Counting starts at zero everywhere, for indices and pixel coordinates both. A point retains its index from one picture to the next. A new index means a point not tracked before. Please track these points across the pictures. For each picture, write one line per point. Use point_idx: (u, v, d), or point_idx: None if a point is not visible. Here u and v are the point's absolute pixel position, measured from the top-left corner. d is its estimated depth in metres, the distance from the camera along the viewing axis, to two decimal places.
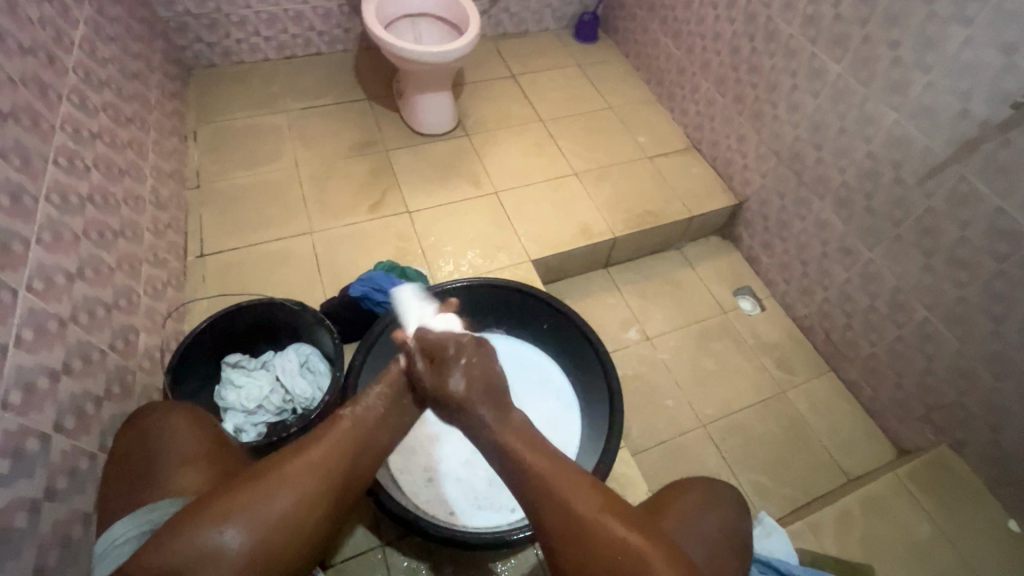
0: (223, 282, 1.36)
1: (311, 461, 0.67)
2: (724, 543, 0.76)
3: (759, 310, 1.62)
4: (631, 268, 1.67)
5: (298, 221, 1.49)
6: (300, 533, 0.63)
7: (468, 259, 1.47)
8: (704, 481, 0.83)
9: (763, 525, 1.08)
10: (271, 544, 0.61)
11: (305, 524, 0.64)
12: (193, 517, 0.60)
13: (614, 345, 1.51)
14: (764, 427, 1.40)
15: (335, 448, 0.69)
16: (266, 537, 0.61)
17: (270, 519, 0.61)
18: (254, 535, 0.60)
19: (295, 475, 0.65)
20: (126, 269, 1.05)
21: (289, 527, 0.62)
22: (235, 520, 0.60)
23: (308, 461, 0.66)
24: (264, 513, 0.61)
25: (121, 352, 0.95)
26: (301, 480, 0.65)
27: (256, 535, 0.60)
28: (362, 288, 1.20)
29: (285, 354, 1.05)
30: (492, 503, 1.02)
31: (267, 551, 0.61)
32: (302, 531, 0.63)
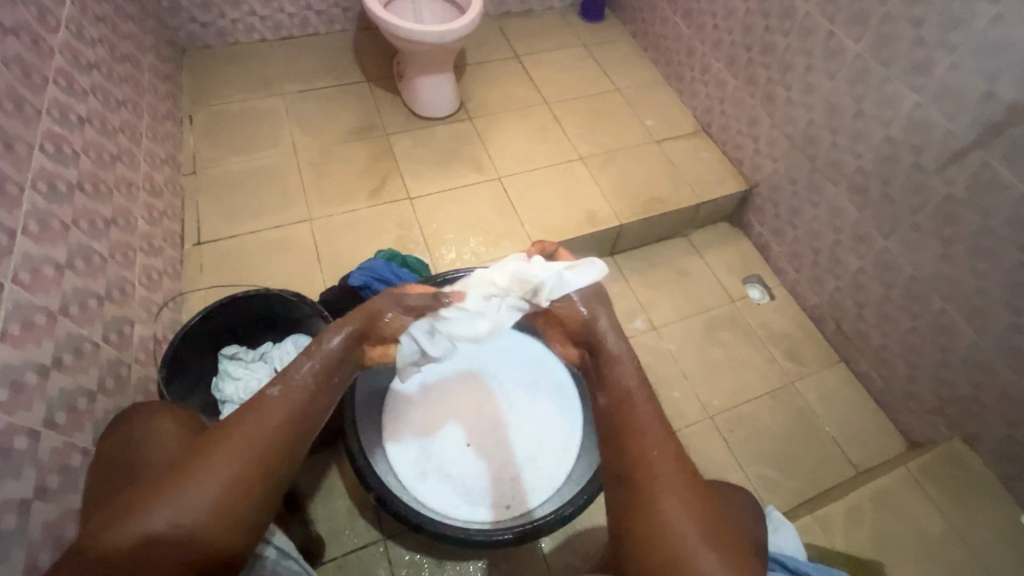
0: (220, 271, 1.34)
1: (236, 444, 0.65)
2: None
3: (767, 299, 1.58)
4: (637, 255, 1.63)
5: (297, 208, 1.46)
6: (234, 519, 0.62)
7: (470, 246, 1.44)
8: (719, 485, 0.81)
9: (770, 519, 1.05)
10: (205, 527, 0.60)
11: (238, 511, 0.62)
12: (122, 509, 0.59)
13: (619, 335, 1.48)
14: (771, 419, 1.38)
15: (257, 431, 0.66)
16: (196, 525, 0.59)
17: (195, 506, 0.60)
18: (182, 525, 0.59)
19: (220, 460, 0.63)
20: (119, 259, 1.02)
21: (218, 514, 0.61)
22: (163, 507, 0.59)
23: (234, 444, 0.64)
24: (191, 500, 0.60)
25: (115, 344, 0.93)
26: (227, 464, 0.63)
27: (183, 523, 0.59)
28: (362, 277, 1.17)
29: (284, 345, 1.02)
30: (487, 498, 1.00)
31: (200, 540, 0.60)
32: (232, 515, 0.62)
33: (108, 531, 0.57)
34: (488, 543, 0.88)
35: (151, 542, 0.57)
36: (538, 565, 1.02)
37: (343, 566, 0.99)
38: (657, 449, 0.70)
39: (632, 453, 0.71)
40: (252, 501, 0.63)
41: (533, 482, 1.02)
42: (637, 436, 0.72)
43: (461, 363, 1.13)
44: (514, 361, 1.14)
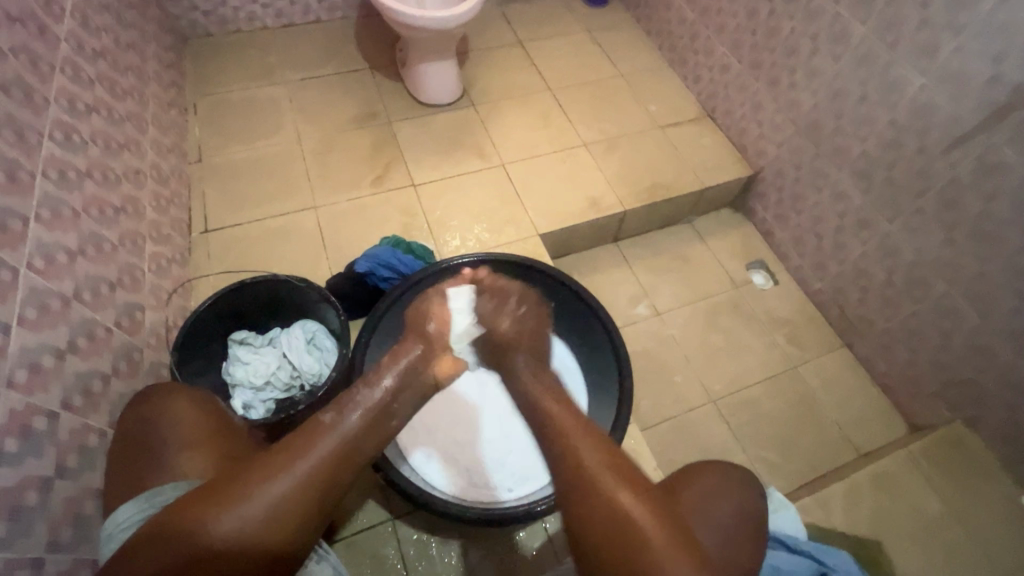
0: (227, 258, 1.35)
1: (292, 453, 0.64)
2: (737, 529, 0.75)
3: (770, 284, 1.59)
4: (641, 242, 1.64)
5: (302, 196, 1.47)
6: (287, 528, 0.61)
7: (474, 233, 1.44)
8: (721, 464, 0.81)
9: (771, 500, 1.10)
10: (270, 530, 0.60)
11: (290, 521, 0.62)
12: (177, 513, 0.60)
13: (622, 321, 1.49)
14: (773, 403, 1.39)
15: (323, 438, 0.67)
16: (249, 534, 0.59)
17: (246, 514, 0.60)
18: (236, 532, 0.59)
19: (274, 471, 0.63)
20: (128, 245, 1.04)
21: (270, 524, 0.60)
22: (230, 507, 0.59)
23: (289, 454, 0.65)
24: (244, 508, 0.60)
25: (127, 329, 0.95)
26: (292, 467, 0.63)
27: (237, 532, 0.59)
28: (367, 263, 1.20)
29: (291, 330, 1.04)
30: (493, 482, 1.03)
31: (253, 550, 0.59)
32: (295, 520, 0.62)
33: (166, 535, 0.58)
34: (497, 521, 0.90)
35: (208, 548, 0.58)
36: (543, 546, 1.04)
37: (352, 545, 1.01)
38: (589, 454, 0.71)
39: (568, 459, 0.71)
40: (305, 511, 0.63)
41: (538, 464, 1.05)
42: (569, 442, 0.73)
43: None
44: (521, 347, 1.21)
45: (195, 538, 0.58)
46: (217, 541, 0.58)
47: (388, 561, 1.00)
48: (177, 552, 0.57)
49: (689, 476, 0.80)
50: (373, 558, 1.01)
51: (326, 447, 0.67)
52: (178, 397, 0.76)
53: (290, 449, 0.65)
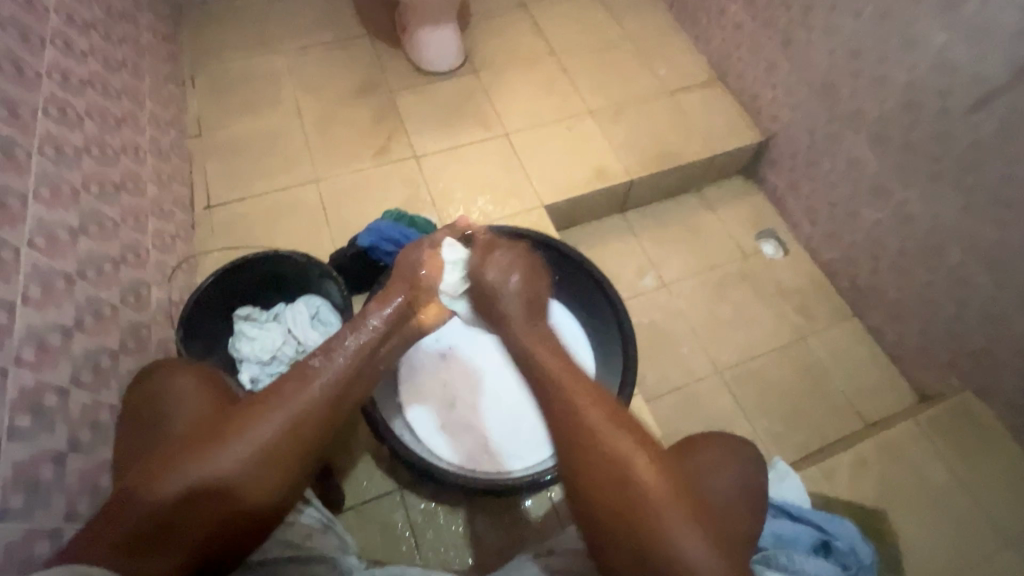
0: (231, 234, 1.35)
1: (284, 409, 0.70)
2: (735, 500, 0.75)
3: (781, 254, 1.56)
4: (648, 212, 1.61)
5: (303, 170, 1.45)
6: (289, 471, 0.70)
7: (478, 205, 1.42)
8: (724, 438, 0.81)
9: (775, 470, 1.12)
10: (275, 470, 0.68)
11: (283, 466, 0.69)
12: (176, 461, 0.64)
13: (629, 293, 1.48)
14: (780, 373, 1.38)
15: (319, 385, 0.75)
16: (253, 476, 0.66)
17: (244, 463, 0.66)
18: (236, 475, 0.65)
19: (266, 426, 0.69)
20: (130, 222, 1.04)
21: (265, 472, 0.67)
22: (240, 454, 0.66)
23: (279, 408, 0.71)
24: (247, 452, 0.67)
25: (133, 307, 0.96)
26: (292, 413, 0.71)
27: (235, 479, 0.65)
28: (370, 238, 1.20)
29: (296, 306, 1.04)
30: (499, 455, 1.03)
31: (251, 492, 0.66)
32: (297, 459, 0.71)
33: (164, 480, 0.62)
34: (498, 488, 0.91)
35: (206, 491, 0.63)
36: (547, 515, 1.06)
37: (362, 514, 1.04)
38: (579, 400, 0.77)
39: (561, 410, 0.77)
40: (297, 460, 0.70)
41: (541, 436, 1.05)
42: (563, 392, 0.79)
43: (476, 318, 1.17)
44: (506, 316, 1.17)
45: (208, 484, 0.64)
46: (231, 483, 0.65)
47: (396, 528, 1.03)
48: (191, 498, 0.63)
49: (691, 448, 0.80)
50: (382, 526, 1.03)
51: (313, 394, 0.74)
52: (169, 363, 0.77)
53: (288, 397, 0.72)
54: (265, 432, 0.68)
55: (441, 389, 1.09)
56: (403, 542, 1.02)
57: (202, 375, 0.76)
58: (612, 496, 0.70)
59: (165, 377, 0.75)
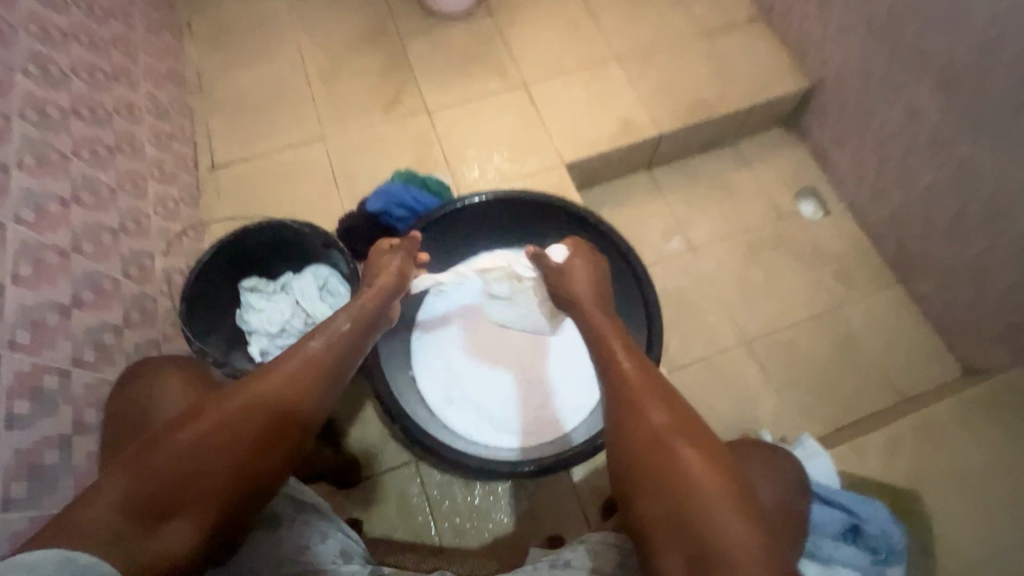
0: (237, 196, 1.30)
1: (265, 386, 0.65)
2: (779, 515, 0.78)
3: (821, 215, 1.45)
4: (677, 168, 1.49)
5: (309, 126, 1.37)
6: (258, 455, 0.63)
7: (494, 163, 1.33)
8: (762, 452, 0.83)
9: (803, 447, 1.08)
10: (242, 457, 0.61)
11: (258, 449, 0.63)
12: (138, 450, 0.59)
13: (654, 256, 1.40)
14: (813, 343, 1.31)
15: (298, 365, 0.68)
16: (217, 461, 0.60)
17: (224, 443, 0.60)
18: (196, 462, 0.59)
19: (245, 403, 0.63)
20: (128, 188, 0.99)
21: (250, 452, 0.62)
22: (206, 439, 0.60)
23: (253, 387, 0.65)
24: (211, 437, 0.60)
25: (136, 278, 0.92)
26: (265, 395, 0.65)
27: (217, 461, 0.60)
28: (380, 202, 1.14)
29: (303, 277, 1.00)
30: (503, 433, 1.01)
31: (212, 480, 0.59)
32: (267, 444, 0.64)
33: (139, 467, 0.57)
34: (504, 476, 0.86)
35: (188, 475, 0.58)
36: (568, 496, 1.03)
37: (378, 484, 1.03)
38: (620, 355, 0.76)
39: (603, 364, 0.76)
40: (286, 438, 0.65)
41: (551, 418, 1.03)
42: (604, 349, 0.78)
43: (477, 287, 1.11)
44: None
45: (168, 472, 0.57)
46: (191, 470, 0.59)
47: (413, 499, 1.03)
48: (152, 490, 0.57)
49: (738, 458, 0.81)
50: (399, 496, 1.03)
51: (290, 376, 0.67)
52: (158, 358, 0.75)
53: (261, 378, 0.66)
54: (245, 409, 0.63)
55: (448, 366, 1.05)
56: (420, 513, 1.02)
57: (184, 375, 0.73)
58: (643, 449, 0.67)
59: (144, 381, 0.72)
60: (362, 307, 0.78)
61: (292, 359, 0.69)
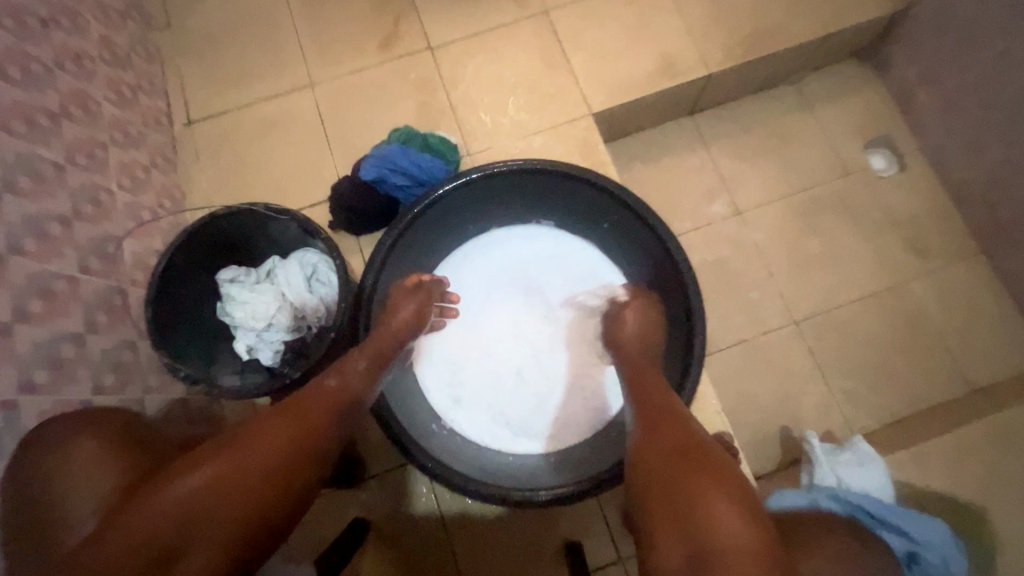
0: (218, 157, 1.14)
1: (294, 417, 0.62)
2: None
3: (894, 171, 1.23)
4: (724, 114, 1.27)
5: (294, 70, 1.18)
6: (273, 486, 0.58)
7: (509, 114, 1.13)
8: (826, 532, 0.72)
9: (855, 452, 0.96)
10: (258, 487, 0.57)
11: (275, 478, 0.58)
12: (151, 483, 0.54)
13: (693, 222, 1.22)
14: (873, 325, 1.15)
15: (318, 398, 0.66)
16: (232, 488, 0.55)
17: (238, 470, 0.56)
18: (210, 490, 0.54)
19: (267, 429, 0.60)
20: (80, 161, 0.85)
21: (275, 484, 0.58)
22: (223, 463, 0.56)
23: (275, 415, 0.63)
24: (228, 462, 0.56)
25: (99, 272, 0.81)
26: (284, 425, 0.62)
27: (233, 497, 0.55)
28: (375, 168, 0.99)
29: (289, 265, 0.87)
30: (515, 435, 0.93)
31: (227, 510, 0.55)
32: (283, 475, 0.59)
33: (146, 504, 0.52)
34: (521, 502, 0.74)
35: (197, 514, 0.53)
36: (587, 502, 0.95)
37: (384, 484, 0.95)
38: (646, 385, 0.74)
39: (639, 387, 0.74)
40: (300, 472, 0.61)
41: (569, 421, 0.93)
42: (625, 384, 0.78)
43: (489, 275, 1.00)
44: (537, 266, 1.01)
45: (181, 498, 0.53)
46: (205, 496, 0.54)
47: (421, 500, 0.95)
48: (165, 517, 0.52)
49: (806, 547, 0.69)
50: (406, 496, 0.95)
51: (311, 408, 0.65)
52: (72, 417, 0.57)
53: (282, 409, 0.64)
54: (271, 439, 0.60)
55: (458, 363, 0.96)
56: (428, 513, 0.94)
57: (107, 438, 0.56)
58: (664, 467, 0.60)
59: (55, 449, 0.54)
60: (378, 345, 0.76)
61: (314, 391, 0.68)
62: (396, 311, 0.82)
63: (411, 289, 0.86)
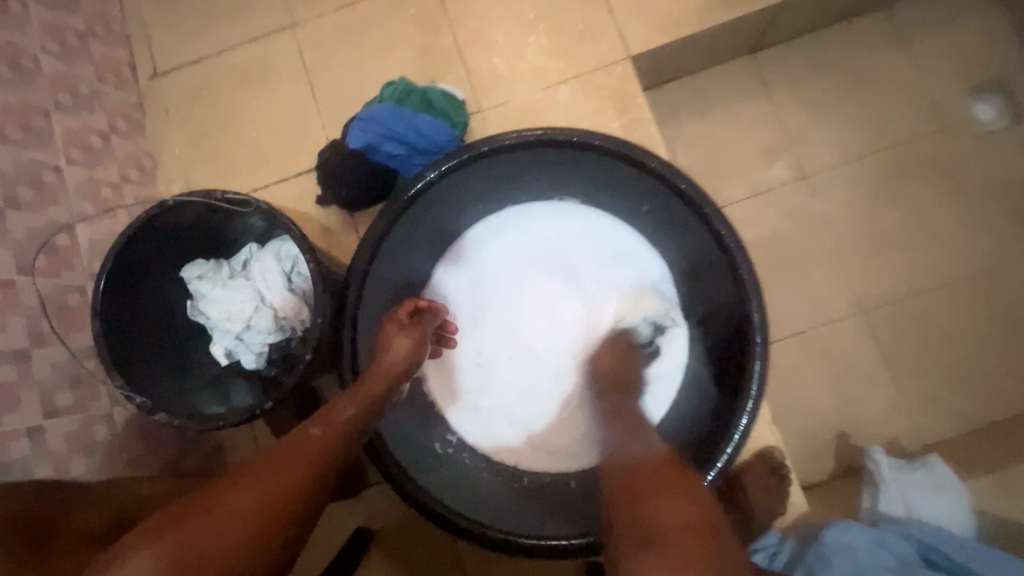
0: (189, 116, 0.98)
1: (264, 476, 0.50)
2: None
3: (1004, 124, 0.99)
4: (795, 51, 1.03)
5: (273, 7, 0.99)
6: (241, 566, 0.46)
7: (529, 58, 0.93)
8: None
9: (929, 473, 0.82)
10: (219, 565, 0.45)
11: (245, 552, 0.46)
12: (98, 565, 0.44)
13: (749, 188, 1.02)
14: (960, 316, 0.97)
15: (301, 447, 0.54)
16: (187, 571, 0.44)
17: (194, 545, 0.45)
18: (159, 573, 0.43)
19: (235, 493, 0.48)
20: (12, 134, 0.71)
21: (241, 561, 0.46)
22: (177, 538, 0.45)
23: (248, 470, 0.51)
24: (185, 538, 0.45)
25: (44, 270, 0.69)
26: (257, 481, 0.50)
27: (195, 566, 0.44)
28: (364, 135, 0.82)
29: (263, 257, 0.74)
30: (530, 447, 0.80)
31: None
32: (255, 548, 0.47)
33: None
34: (534, 549, 0.66)
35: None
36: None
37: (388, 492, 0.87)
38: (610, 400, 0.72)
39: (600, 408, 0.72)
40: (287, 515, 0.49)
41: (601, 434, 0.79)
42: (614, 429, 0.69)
43: (510, 257, 0.85)
44: (567, 246, 0.84)
45: None
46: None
47: None
48: None
49: None
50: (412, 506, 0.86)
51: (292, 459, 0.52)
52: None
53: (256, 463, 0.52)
54: (237, 504, 0.48)
55: (473, 362, 0.83)
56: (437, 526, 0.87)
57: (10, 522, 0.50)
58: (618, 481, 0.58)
59: None
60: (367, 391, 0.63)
61: (292, 438, 0.55)
62: (387, 350, 0.68)
63: (404, 322, 0.71)
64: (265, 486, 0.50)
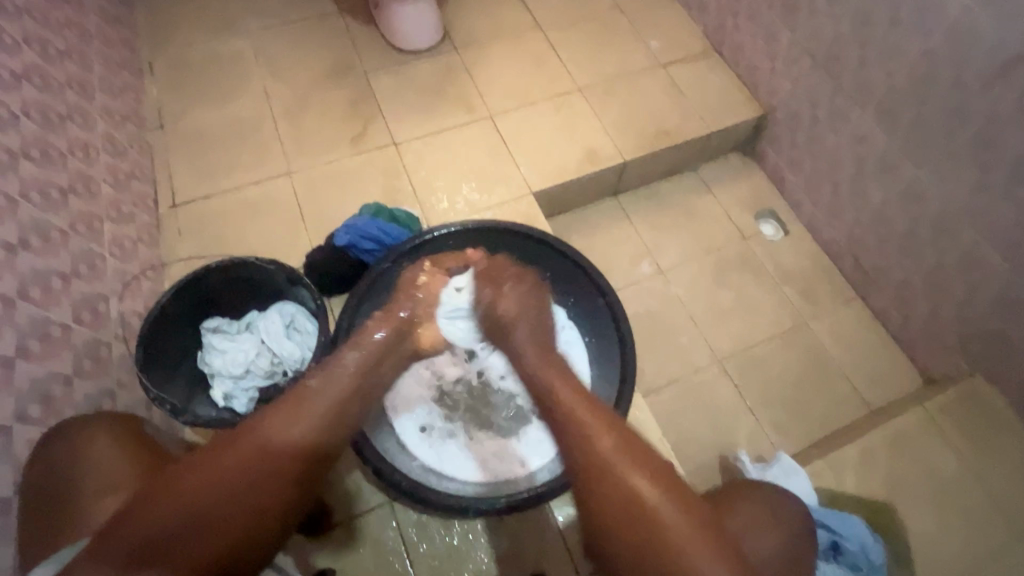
0: (199, 234, 1.26)
1: (304, 412, 0.71)
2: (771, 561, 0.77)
3: (781, 235, 1.50)
4: (642, 195, 1.54)
5: (275, 161, 1.36)
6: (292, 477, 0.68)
7: (463, 195, 1.34)
8: (764, 501, 0.82)
9: (781, 465, 1.08)
10: (277, 471, 0.67)
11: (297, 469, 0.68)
12: (184, 472, 0.63)
13: (625, 281, 1.42)
14: (785, 362, 1.33)
15: (330, 394, 0.74)
16: (258, 479, 0.65)
17: (261, 461, 0.66)
18: (240, 477, 0.64)
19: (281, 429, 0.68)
20: (83, 231, 0.96)
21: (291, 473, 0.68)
22: (246, 454, 0.66)
23: (292, 414, 0.70)
24: (249, 455, 0.66)
25: (89, 324, 0.89)
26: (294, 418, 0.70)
27: (264, 473, 0.66)
28: (347, 236, 1.11)
29: (268, 315, 0.98)
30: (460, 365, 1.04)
31: (255, 494, 0.65)
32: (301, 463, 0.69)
33: (186, 487, 0.62)
34: (476, 514, 0.85)
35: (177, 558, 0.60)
36: (554, 537, 1.00)
37: (352, 530, 0.98)
38: (593, 426, 0.73)
39: (575, 445, 0.73)
40: (275, 508, 0.67)
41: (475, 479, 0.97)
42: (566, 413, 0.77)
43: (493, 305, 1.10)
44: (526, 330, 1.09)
45: (219, 485, 0.63)
46: (239, 482, 0.64)
47: (388, 545, 0.98)
48: (209, 497, 0.62)
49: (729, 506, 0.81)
50: (373, 542, 0.98)
51: (323, 405, 0.73)
52: (85, 419, 0.73)
53: (284, 412, 0.70)
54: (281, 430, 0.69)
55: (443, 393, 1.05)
56: (396, 559, 0.97)
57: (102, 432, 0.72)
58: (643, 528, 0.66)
59: (74, 439, 0.70)
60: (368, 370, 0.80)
61: (316, 394, 0.73)
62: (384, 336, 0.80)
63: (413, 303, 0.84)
64: (304, 425, 0.70)
